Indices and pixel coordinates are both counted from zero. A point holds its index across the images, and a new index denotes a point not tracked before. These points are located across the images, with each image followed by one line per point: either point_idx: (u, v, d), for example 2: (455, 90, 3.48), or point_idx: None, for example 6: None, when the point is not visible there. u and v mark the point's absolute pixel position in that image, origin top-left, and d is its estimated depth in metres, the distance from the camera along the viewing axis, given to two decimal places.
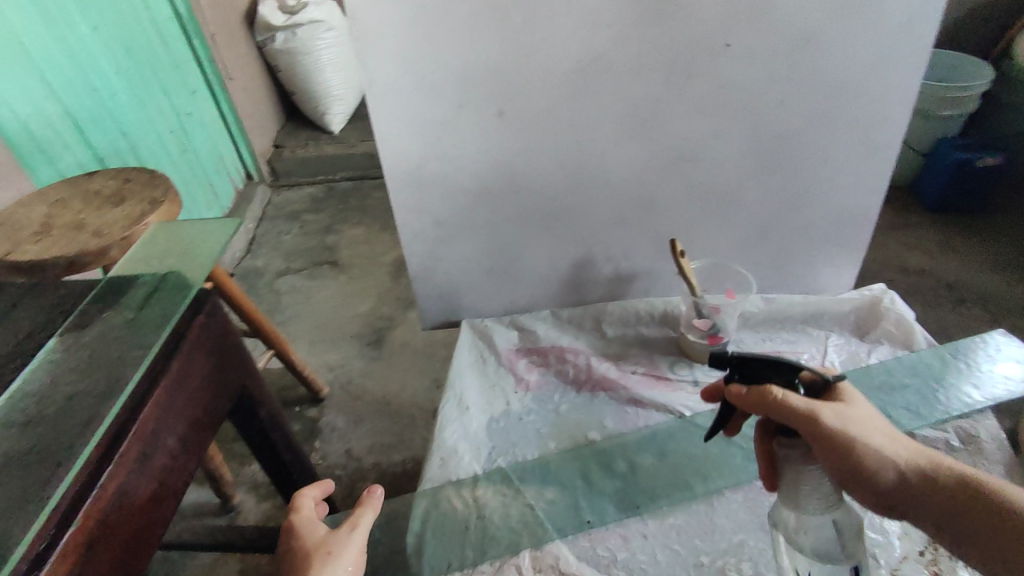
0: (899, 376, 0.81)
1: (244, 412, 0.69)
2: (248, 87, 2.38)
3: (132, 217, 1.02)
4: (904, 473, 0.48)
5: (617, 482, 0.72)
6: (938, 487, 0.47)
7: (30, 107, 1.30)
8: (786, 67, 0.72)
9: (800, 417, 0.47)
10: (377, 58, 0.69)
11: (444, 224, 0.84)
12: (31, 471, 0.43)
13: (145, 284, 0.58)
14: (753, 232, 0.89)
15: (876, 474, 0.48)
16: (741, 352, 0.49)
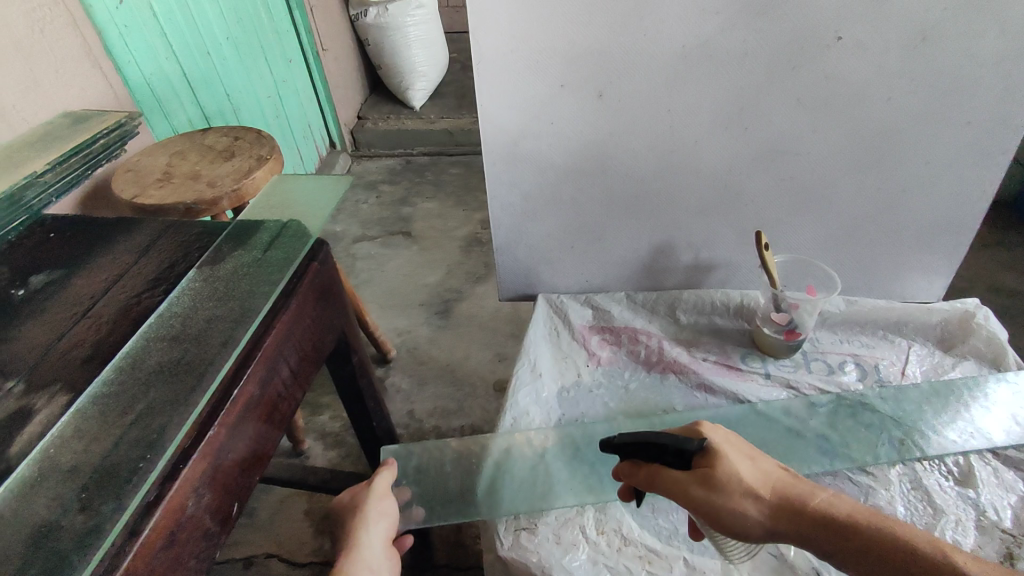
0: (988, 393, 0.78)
1: (337, 352, 0.75)
2: (338, 58, 2.48)
3: (241, 171, 1.10)
4: (797, 513, 0.49)
5: None
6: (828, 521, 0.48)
7: (153, 66, 1.41)
8: (898, 63, 0.71)
9: (669, 484, 0.52)
10: (489, 34, 0.72)
11: (531, 198, 0.88)
12: (179, 377, 0.48)
13: (268, 229, 0.64)
14: (842, 231, 0.87)
15: (761, 533, 0.50)
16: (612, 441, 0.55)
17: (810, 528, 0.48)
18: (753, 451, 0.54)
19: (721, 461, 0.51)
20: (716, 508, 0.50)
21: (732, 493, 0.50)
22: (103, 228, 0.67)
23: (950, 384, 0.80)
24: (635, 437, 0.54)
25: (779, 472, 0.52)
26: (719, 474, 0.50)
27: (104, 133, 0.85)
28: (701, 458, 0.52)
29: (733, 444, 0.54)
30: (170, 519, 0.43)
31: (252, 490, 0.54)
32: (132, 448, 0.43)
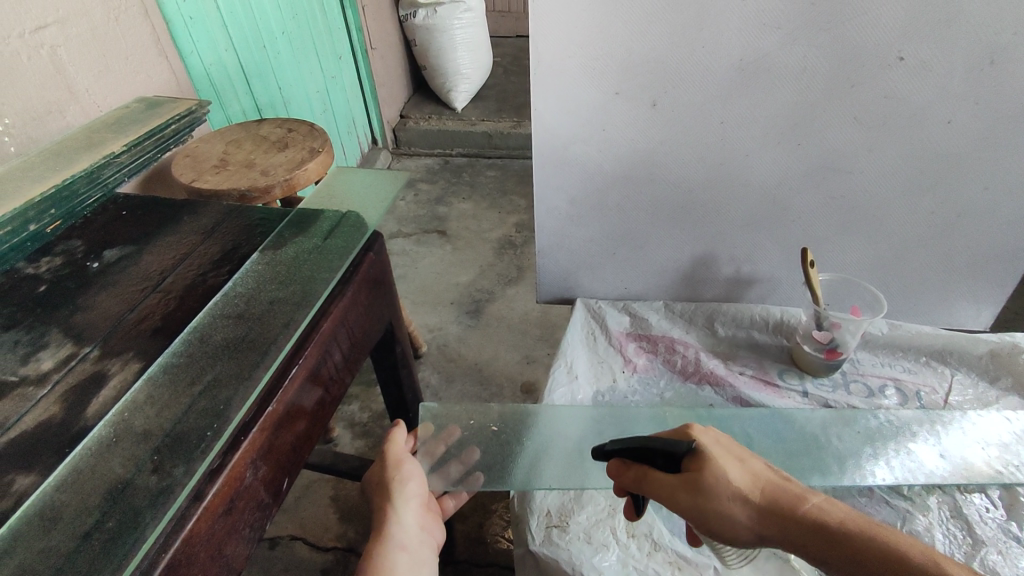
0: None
1: (383, 342, 0.77)
2: (385, 57, 2.53)
3: (293, 163, 1.13)
4: (788, 519, 0.48)
5: None
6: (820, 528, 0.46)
7: (214, 57, 1.46)
8: (960, 86, 0.70)
9: (655, 485, 0.52)
10: (549, 40, 0.74)
11: (577, 203, 0.89)
12: (243, 353, 0.50)
13: (328, 218, 0.66)
14: (888, 253, 0.87)
15: (744, 538, 0.49)
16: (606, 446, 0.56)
17: (799, 534, 0.47)
18: (746, 452, 0.53)
19: (709, 464, 0.50)
20: (702, 512, 0.49)
21: (719, 497, 0.49)
22: (171, 209, 0.71)
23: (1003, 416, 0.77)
24: (627, 442, 0.54)
25: (769, 474, 0.51)
26: (706, 477, 0.49)
27: (175, 119, 0.89)
28: (689, 460, 0.51)
29: (724, 446, 0.53)
30: (230, 486, 0.45)
31: (301, 467, 0.56)
32: (201, 416, 0.45)
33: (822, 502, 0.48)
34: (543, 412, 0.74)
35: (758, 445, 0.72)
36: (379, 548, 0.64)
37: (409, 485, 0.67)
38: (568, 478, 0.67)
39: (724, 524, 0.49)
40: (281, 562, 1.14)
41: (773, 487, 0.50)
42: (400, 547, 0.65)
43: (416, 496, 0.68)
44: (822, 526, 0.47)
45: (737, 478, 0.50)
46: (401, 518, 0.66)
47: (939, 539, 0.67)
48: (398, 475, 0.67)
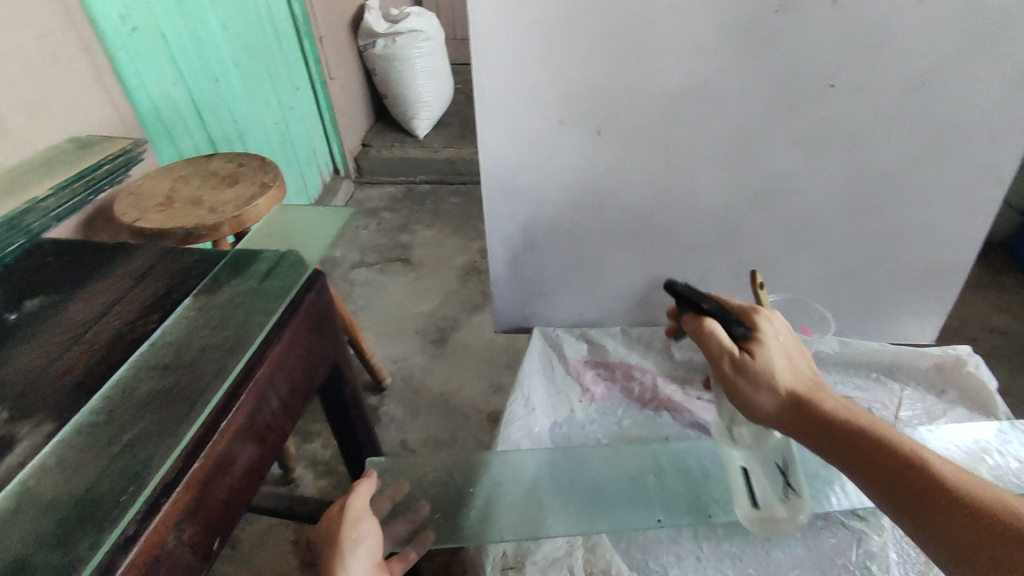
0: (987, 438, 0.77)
1: (331, 383, 0.75)
2: (345, 86, 2.52)
3: (242, 198, 1.11)
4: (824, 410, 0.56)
5: (688, 488, 0.71)
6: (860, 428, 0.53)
7: (161, 90, 1.43)
8: (890, 110, 0.72)
9: (716, 358, 0.62)
10: (491, 72, 0.74)
11: (528, 232, 0.88)
12: (168, 406, 0.47)
13: (266, 258, 0.64)
14: (836, 272, 0.88)
15: (770, 417, 0.59)
16: (681, 286, 0.67)
17: (839, 444, 0.54)
18: (811, 388, 0.58)
19: (762, 350, 0.60)
20: (740, 387, 0.60)
21: (760, 380, 0.59)
22: (102, 252, 0.68)
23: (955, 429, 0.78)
24: (688, 293, 0.67)
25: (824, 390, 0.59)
26: (755, 366, 0.59)
27: (107, 158, 0.86)
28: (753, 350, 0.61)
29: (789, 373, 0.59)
30: (149, 554, 0.42)
31: (236, 523, 0.53)
32: (118, 478, 0.43)
33: (874, 425, 0.54)
34: (494, 458, 0.73)
35: (715, 477, 0.72)
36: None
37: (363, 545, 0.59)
38: (521, 528, 0.67)
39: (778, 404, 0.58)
40: None
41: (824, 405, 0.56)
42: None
43: (367, 557, 0.59)
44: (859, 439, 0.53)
45: (793, 392, 0.58)
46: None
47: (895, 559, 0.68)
48: (350, 533, 0.59)
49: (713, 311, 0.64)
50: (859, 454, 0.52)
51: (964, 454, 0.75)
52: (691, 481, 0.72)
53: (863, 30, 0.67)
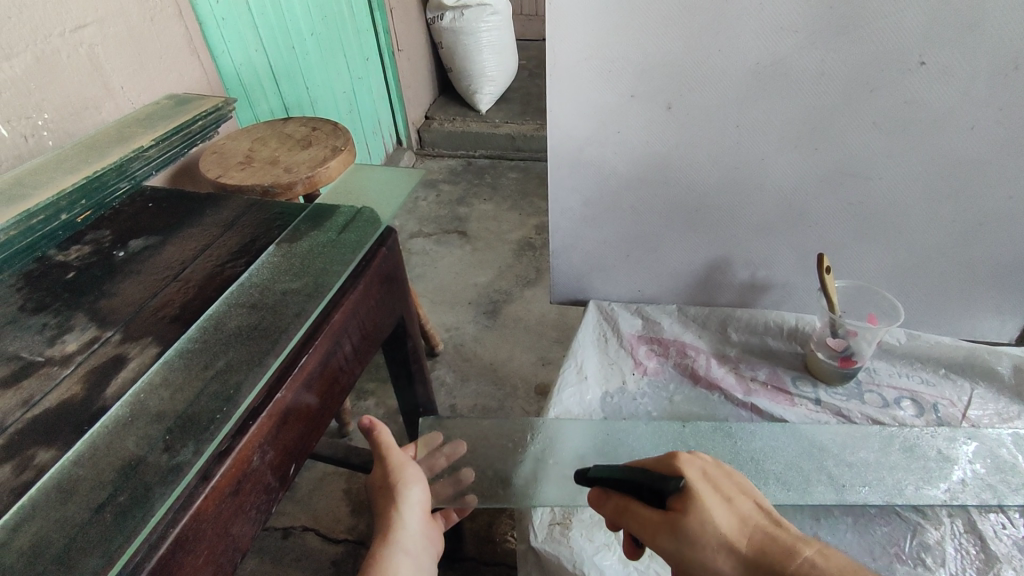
0: (1017, 458, 0.72)
1: (395, 341, 0.79)
2: (411, 59, 2.56)
3: (317, 160, 1.15)
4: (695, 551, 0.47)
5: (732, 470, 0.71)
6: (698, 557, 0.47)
7: (244, 56, 1.46)
8: (981, 90, 0.68)
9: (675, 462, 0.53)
10: (565, 43, 0.73)
11: (591, 205, 0.89)
12: (255, 341, 0.52)
13: (343, 214, 0.69)
14: (907, 260, 0.86)
15: (672, 495, 0.49)
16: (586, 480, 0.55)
17: (731, 503, 0.49)
18: (734, 488, 0.50)
19: (695, 504, 0.48)
20: (678, 554, 0.47)
21: (700, 541, 0.47)
22: (194, 201, 0.73)
23: (1000, 467, 0.71)
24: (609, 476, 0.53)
25: (683, 522, 0.47)
26: (688, 521, 0.47)
27: (200, 116, 0.89)
28: (676, 501, 0.49)
29: (718, 470, 0.52)
30: (236, 469, 0.46)
31: (306, 456, 0.57)
32: (211, 399, 0.47)
33: (711, 538, 0.46)
34: (542, 427, 0.76)
35: (770, 467, 0.72)
36: (382, 552, 0.55)
37: (413, 490, 0.60)
38: (566, 492, 0.68)
39: (723, 491, 0.50)
40: (294, 554, 1.14)
41: (742, 492, 0.50)
42: (403, 551, 0.57)
43: (420, 501, 0.60)
44: (788, 560, 0.45)
45: (691, 531, 0.47)
46: (406, 521, 0.58)
47: (953, 553, 0.65)
48: (402, 476, 0.59)
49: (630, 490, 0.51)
50: (742, 510, 0.49)
51: None
52: (746, 471, 0.71)
53: (959, 5, 0.63)
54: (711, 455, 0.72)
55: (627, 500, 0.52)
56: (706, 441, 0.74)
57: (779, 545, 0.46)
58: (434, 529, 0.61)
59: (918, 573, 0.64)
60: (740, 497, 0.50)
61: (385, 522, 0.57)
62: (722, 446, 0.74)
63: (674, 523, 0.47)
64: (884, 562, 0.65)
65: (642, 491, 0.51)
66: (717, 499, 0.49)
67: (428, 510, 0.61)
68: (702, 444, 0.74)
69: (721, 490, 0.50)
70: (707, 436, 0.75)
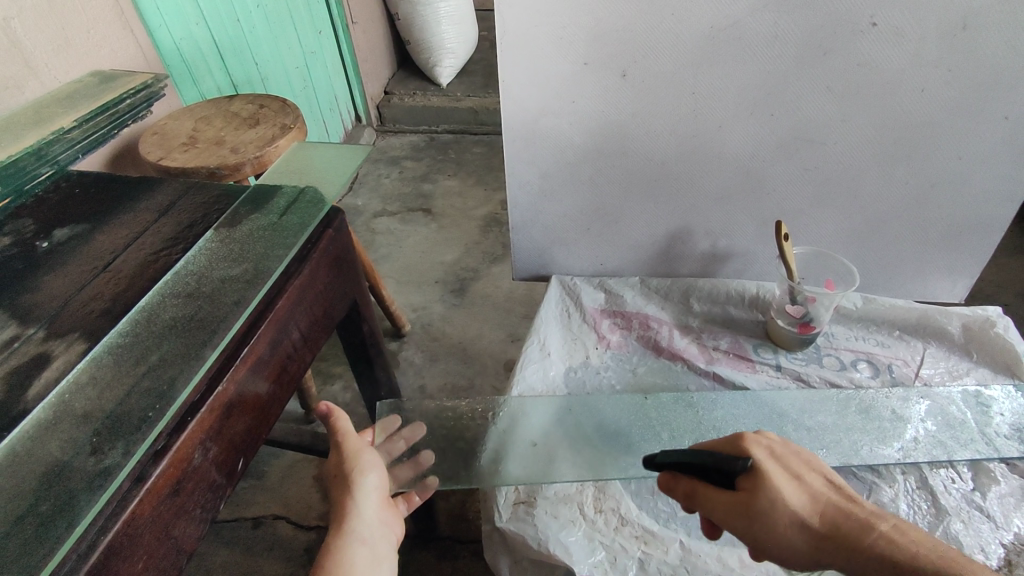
0: (967, 415, 0.74)
1: (350, 324, 0.77)
2: (367, 30, 2.46)
3: (265, 139, 1.10)
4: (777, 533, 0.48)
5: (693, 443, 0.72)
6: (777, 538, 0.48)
7: (185, 31, 1.38)
8: (932, 50, 0.68)
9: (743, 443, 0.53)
10: (515, 9, 0.70)
11: (549, 178, 0.87)
12: (191, 332, 0.49)
13: (285, 196, 0.65)
14: (862, 225, 0.86)
15: (746, 480, 0.50)
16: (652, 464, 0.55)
17: (804, 482, 0.50)
18: (802, 464, 0.51)
19: (766, 486, 0.49)
20: (757, 535, 0.49)
21: (775, 521, 0.48)
22: (125, 186, 0.68)
23: (949, 423, 0.73)
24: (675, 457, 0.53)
25: (761, 505, 0.49)
26: (762, 502, 0.49)
27: (128, 94, 0.84)
28: (744, 482, 0.50)
29: (786, 448, 0.53)
30: (176, 468, 0.44)
31: (257, 448, 0.55)
32: (144, 397, 0.44)
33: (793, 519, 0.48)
34: (507, 403, 0.75)
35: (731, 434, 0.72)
36: (336, 544, 0.54)
37: (370, 476, 0.58)
38: (529, 470, 0.68)
39: (790, 469, 0.51)
40: (266, 543, 1.12)
41: (809, 468, 0.52)
42: (359, 541, 0.55)
43: (377, 488, 0.59)
44: (863, 535, 0.46)
45: (770, 512, 0.48)
46: (361, 510, 0.56)
47: (905, 511, 0.67)
48: (357, 463, 0.58)
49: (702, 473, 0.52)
50: (816, 488, 0.50)
51: (986, 425, 0.73)
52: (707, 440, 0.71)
53: None
54: (673, 426, 0.73)
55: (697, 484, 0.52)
56: (668, 412, 0.75)
57: (856, 521, 0.47)
58: (392, 514, 0.60)
59: None
60: (811, 475, 0.51)
61: (340, 513, 0.56)
62: (683, 416, 0.74)
63: (750, 506, 0.49)
64: None
65: (714, 474, 0.51)
66: (792, 479, 0.50)
67: (387, 497, 0.60)
68: (663, 415, 0.74)
69: (789, 468, 0.51)
70: (669, 407, 0.75)
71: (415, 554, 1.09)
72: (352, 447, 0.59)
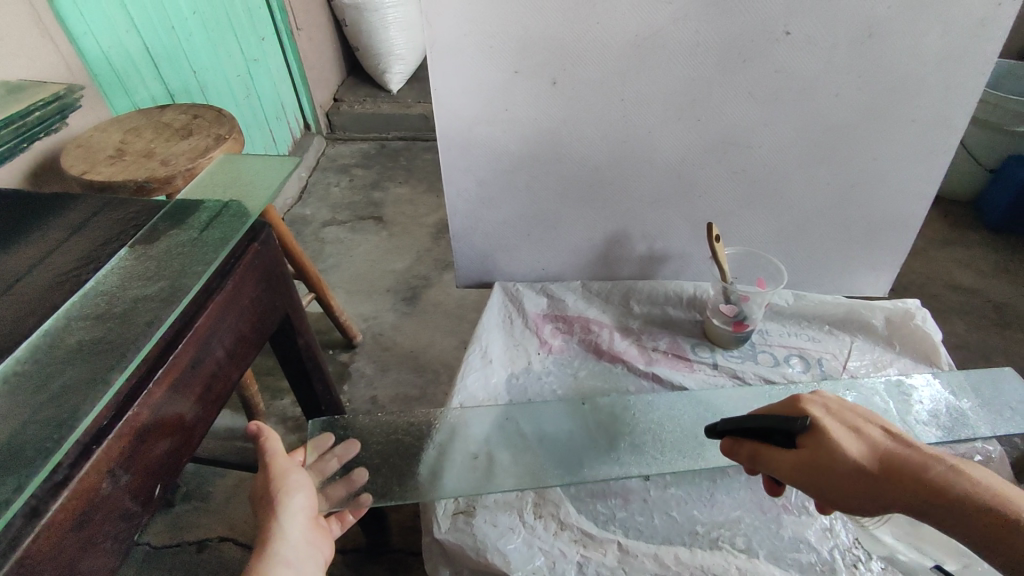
0: (890, 405, 0.77)
1: (284, 339, 0.75)
2: (313, 37, 2.42)
3: (198, 150, 1.06)
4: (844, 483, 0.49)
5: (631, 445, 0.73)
6: (845, 487, 0.49)
7: (113, 38, 1.33)
8: (844, 56, 0.71)
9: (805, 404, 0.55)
10: (442, 18, 0.70)
11: (487, 185, 0.87)
12: (101, 356, 0.47)
13: (208, 210, 0.63)
14: (790, 225, 0.89)
15: (808, 435, 0.51)
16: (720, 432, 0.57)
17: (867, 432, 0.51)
18: (860, 418, 0.52)
19: (826, 439, 0.50)
20: (823, 487, 0.50)
21: (837, 471, 0.49)
22: (35, 203, 0.65)
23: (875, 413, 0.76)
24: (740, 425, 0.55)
25: (824, 457, 0.50)
26: (823, 455, 0.50)
27: (40, 106, 0.80)
28: (806, 439, 0.51)
29: (842, 406, 0.54)
30: (81, 499, 0.42)
31: (179, 473, 0.53)
32: (43, 427, 0.42)
33: (857, 466, 0.49)
34: (447, 414, 0.75)
35: (668, 434, 0.74)
36: (259, 566, 0.52)
37: (295, 497, 0.58)
38: (468, 481, 0.67)
39: (851, 422, 0.52)
40: (209, 567, 1.08)
41: (869, 421, 0.52)
42: (284, 564, 0.54)
43: (304, 509, 0.58)
44: (927, 477, 0.47)
45: (833, 463, 0.49)
46: (286, 531, 0.55)
47: None
48: (283, 484, 0.57)
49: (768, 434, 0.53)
50: (877, 437, 0.51)
51: (907, 414, 0.76)
52: (644, 442, 0.72)
53: None
54: (611, 430, 0.74)
55: (763, 446, 0.54)
56: (606, 415, 0.76)
57: (918, 464, 0.48)
58: (321, 534, 0.59)
59: (802, 522, 0.68)
60: (873, 427, 0.51)
61: (266, 534, 0.54)
62: (621, 418, 0.75)
63: (813, 458, 0.50)
64: (772, 514, 0.69)
65: (779, 434, 0.53)
66: (854, 430, 0.51)
67: (315, 517, 0.59)
68: (601, 419, 0.75)
69: (848, 422, 0.52)
70: (608, 410, 0.76)
71: (365, 568, 1.07)
72: (279, 467, 0.58)
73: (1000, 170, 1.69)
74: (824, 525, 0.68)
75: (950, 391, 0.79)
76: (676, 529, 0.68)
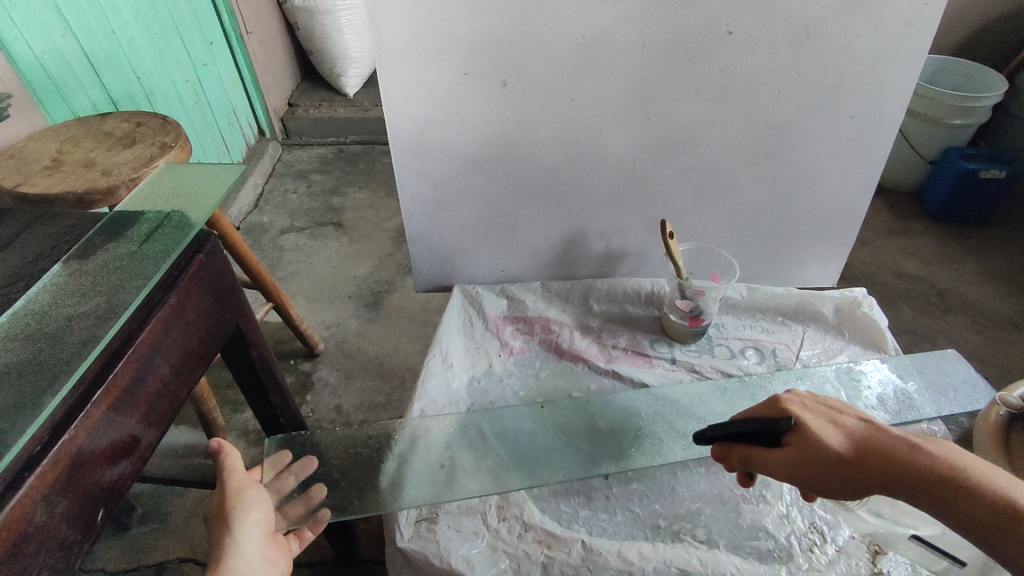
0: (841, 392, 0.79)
1: (237, 351, 0.73)
2: (264, 41, 2.37)
3: (142, 158, 1.02)
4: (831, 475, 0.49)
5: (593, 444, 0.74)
6: (834, 479, 0.49)
7: (47, 43, 1.28)
8: (784, 55, 0.73)
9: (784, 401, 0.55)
10: (389, 21, 0.69)
11: (442, 188, 0.86)
12: (32, 379, 0.45)
13: (148, 222, 0.61)
14: (741, 220, 0.91)
15: (793, 432, 0.51)
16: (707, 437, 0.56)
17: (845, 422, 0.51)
18: (837, 409, 0.53)
19: (809, 434, 0.50)
20: (812, 481, 0.50)
21: (823, 465, 0.49)
22: None
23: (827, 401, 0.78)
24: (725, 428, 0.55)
25: (810, 450, 0.49)
26: (808, 449, 0.49)
27: None
28: (791, 435, 0.51)
29: (816, 400, 0.54)
30: (11, 530, 0.40)
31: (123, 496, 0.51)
32: None
33: (843, 456, 0.48)
34: (408, 423, 0.75)
35: (627, 432, 0.75)
36: None
37: (250, 514, 0.56)
38: (430, 490, 0.67)
39: (830, 414, 0.52)
40: None
41: (844, 411, 0.53)
42: None
43: (260, 526, 0.56)
44: (906, 459, 0.47)
45: (819, 455, 0.49)
46: (240, 550, 0.53)
47: (788, 487, 0.72)
48: (238, 501, 0.55)
49: (756, 433, 0.53)
50: (856, 426, 0.51)
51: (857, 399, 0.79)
52: (603, 442, 0.74)
53: None
54: (572, 431, 0.75)
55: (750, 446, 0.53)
56: (566, 416, 0.77)
57: (896, 448, 0.48)
58: (278, 551, 0.57)
59: (760, 509, 0.70)
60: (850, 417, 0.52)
61: (217, 554, 0.52)
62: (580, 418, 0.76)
63: (800, 454, 0.50)
64: (732, 504, 0.70)
65: (767, 433, 0.52)
66: (834, 422, 0.51)
67: (271, 534, 0.57)
68: (562, 420, 0.76)
69: (826, 414, 0.52)
70: (567, 411, 0.77)
71: None
72: (235, 484, 0.57)
73: (941, 159, 1.76)
74: (781, 512, 0.70)
75: (897, 375, 0.82)
76: (638, 524, 0.68)
